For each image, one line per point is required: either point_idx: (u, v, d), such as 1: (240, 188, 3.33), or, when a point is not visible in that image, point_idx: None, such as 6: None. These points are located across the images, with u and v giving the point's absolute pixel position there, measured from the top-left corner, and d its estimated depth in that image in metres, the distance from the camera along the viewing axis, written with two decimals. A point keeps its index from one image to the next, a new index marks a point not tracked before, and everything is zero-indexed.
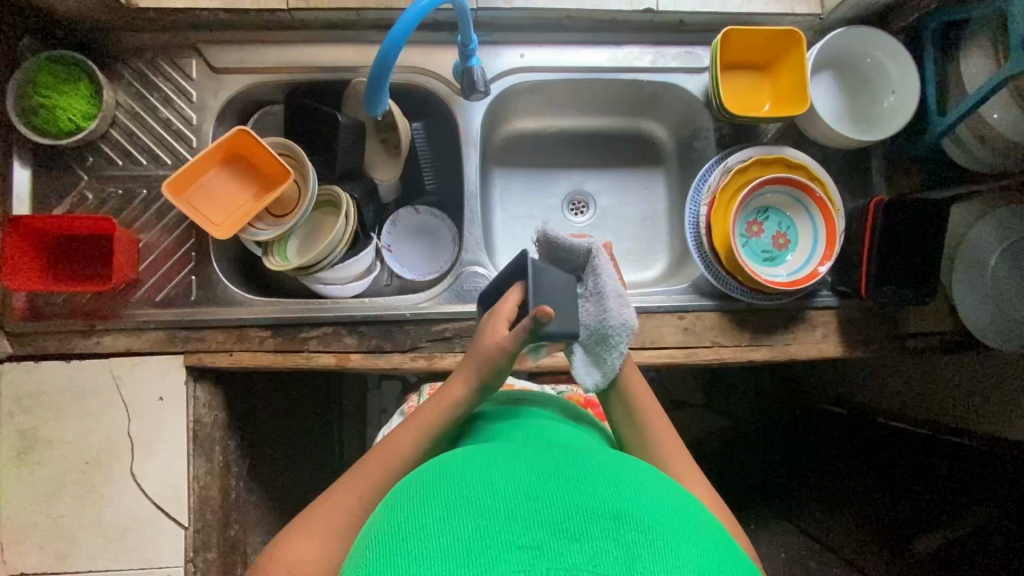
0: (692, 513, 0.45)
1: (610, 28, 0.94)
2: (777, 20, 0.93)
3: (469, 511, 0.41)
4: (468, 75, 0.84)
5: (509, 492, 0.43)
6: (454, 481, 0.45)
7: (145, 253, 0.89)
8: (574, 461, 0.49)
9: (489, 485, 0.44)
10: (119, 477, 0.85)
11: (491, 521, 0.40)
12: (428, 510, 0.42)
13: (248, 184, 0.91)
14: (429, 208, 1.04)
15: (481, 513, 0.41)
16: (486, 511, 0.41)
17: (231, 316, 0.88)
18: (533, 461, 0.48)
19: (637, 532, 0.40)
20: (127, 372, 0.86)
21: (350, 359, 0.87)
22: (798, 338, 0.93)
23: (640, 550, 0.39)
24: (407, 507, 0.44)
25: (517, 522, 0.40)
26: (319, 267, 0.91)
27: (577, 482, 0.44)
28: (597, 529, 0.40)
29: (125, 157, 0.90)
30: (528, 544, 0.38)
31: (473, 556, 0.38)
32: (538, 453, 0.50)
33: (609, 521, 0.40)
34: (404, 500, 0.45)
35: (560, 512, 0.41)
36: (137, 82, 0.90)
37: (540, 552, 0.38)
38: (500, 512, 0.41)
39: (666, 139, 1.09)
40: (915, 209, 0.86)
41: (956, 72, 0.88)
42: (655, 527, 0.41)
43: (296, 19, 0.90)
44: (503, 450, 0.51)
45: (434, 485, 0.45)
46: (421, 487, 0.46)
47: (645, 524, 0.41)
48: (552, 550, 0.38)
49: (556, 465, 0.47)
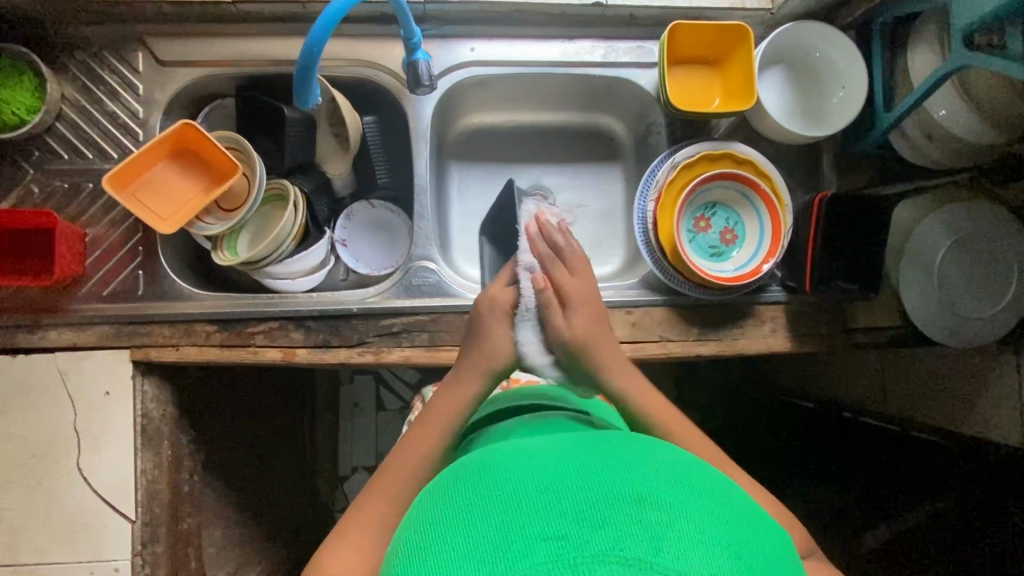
0: (710, 490, 0.48)
1: (561, 22, 0.94)
2: (727, 14, 0.93)
3: (497, 511, 0.45)
4: (413, 68, 0.84)
5: (535, 488, 0.46)
6: (483, 483, 0.49)
7: (91, 247, 0.89)
8: (596, 449, 0.52)
9: (514, 483, 0.48)
10: (64, 471, 0.86)
11: (514, 515, 0.44)
12: (452, 514, 0.47)
13: (196, 177, 0.91)
14: (384, 203, 1.04)
15: (505, 510, 0.45)
16: (511, 509, 0.45)
17: (179, 311, 0.88)
18: (552, 453, 0.52)
19: (655, 514, 0.43)
20: (72, 367, 0.86)
21: (296, 354, 0.87)
22: (745, 333, 0.93)
23: (661, 532, 0.42)
24: (436, 512, 0.48)
25: (543, 517, 0.43)
26: (267, 261, 0.91)
27: (596, 471, 0.48)
28: (617, 515, 0.43)
29: (71, 151, 0.89)
30: (554, 535, 0.42)
31: (501, 552, 0.42)
32: (557, 444, 0.54)
33: (629, 505, 0.44)
34: (439, 504, 0.49)
35: (583, 501, 0.44)
36: (82, 75, 0.89)
37: (566, 541, 0.41)
38: (525, 507, 0.45)
39: (624, 135, 1.08)
40: (854, 205, 0.87)
41: (903, 67, 0.87)
42: (673, 509, 0.44)
43: (243, 12, 0.89)
44: (528, 445, 0.55)
45: (464, 489, 0.49)
46: (449, 490, 0.50)
47: (663, 506, 0.44)
48: (576, 538, 0.41)
49: (577, 455, 0.51)
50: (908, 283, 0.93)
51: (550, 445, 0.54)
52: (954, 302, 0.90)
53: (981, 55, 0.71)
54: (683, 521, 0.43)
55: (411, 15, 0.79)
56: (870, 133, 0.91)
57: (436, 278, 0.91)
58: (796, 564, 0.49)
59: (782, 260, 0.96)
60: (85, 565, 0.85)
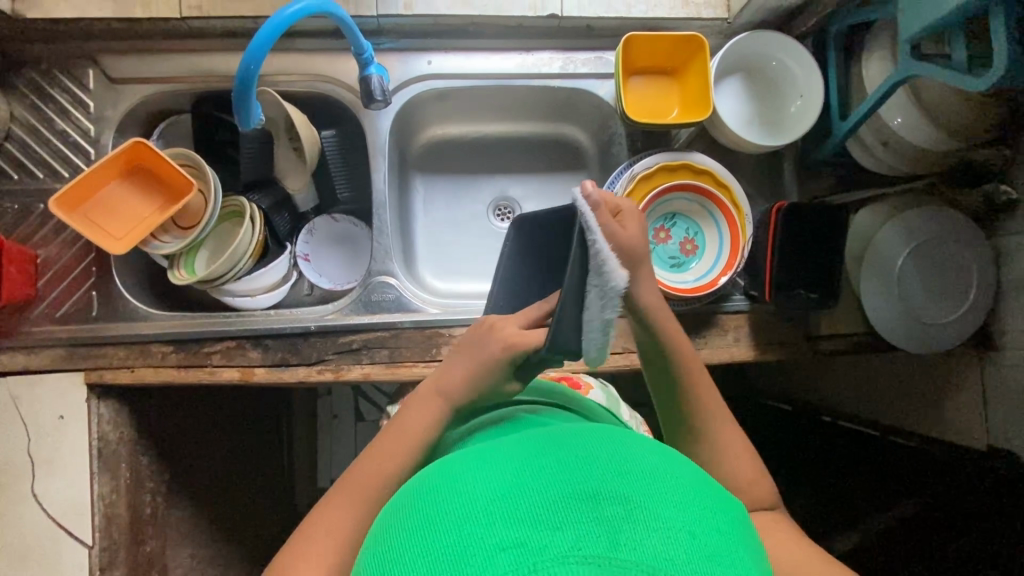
0: (668, 473, 0.48)
1: (518, 33, 0.93)
2: (684, 24, 0.93)
3: (453, 524, 0.43)
4: (366, 83, 0.84)
5: (489, 495, 0.45)
6: (437, 493, 0.47)
7: (43, 268, 0.87)
8: (553, 444, 0.51)
9: (469, 491, 0.46)
10: (16, 497, 0.82)
11: (470, 528, 0.43)
12: (409, 533, 0.45)
13: (151, 195, 0.89)
14: (347, 216, 1.02)
15: (460, 523, 0.43)
16: (465, 521, 0.43)
17: (132, 332, 0.86)
18: (509, 455, 0.51)
19: (612, 509, 0.43)
20: (25, 391, 0.84)
21: (254, 373, 0.86)
22: (708, 342, 0.93)
23: (618, 526, 0.42)
24: (393, 532, 0.46)
25: (499, 526, 0.42)
26: (223, 280, 0.89)
27: (553, 469, 0.47)
28: (574, 513, 0.42)
29: (21, 171, 0.88)
30: (512, 544, 0.41)
31: (458, 567, 0.40)
32: (513, 444, 0.53)
33: (586, 503, 0.43)
34: (396, 520, 0.48)
35: (541, 503, 0.43)
36: (31, 93, 0.88)
37: (525, 548, 0.40)
38: (480, 518, 0.43)
39: (588, 144, 1.07)
40: (812, 215, 0.88)
41: (858, 75, 0.87)
42: (629, 500, 0.44)
43: (194, 28, 0.88)
44: (484, 449, 0.53)
45: (418, 503, 0.48)
46: (406, 508, 0.48)
47: (620, 499, 0.44)
48: (534, 544, 0.41)
49: (533, 454, 0.50)
50: (868, 289, 0.93)
51: (507, 446, 0.53)
52: (915, 308, 0.90)
53: (926, 64, 0.71)
54: (639, 510, 0.43)
55: (359, 30, 0.80)
56: (827, 141, 0.91)
57: (395, 293, 0.91)
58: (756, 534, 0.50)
59: (745, 268, 0.96)
60: None
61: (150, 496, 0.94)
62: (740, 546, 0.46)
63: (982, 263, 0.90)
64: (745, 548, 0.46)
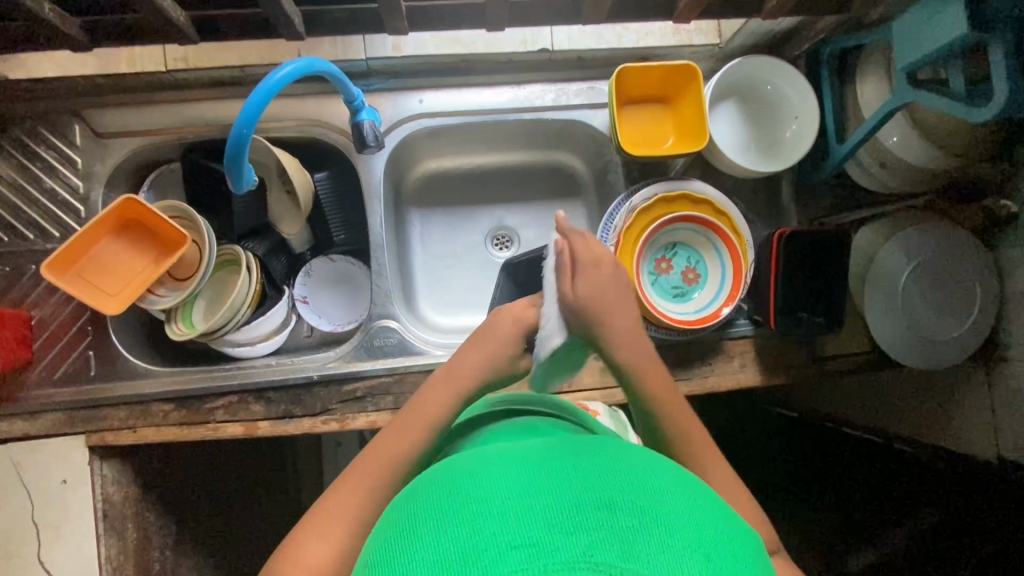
0: (683, 493, 0.49)
1: (509, 67, 0.93)
2: (675, 51, 0.92)
3: (468, 521, 0.45)
4: (357, 129, 0.83)
5: (504, 494, 0.46)
6: (453, 492, 0.49)
7: (38, 331, 0.86)
8: (569, 453, 0.53)
9: (485, 489, 0.48)
10: (23, 566, 0.81)
11: (484, 523, 0.44)
12: (423, 530, 0.46)
13: (144, 249, 0.88)
14: (343, 256, 1.01)
15: (474, 518, 0.44)
16: (479, 518, 0.44)
17: (132, 391, 0.85)
18: (525, 458, 0.52)
19: (627, 519, 0.44)
20: (28, 457, 0.82)
21: (258, 427, 0.85)
22: (714, 370, 0.93)
23: (632, 537, 0.42)
24: (407, 528, 0.47)
25: (514, 524, 0.43)
26: (223, 332, 0.88)
27: (569, 475, 0.48)
28: (588, 520, 0.43)
29: (10, 232, 0.86)
30: (524, 543, 0.41)
31: (471, 564, 0.41)
32: (530, 448, 0.54)
33: (600, 511, 0.44)
34: (409, 517, 0.48)
35: (554, 506, 0.44)
36: (16, 152, 0.86)
37: (537, 550, 0.41)
38: (494, 516, 0.44)
39: (584, 171, 1.06)
40: (813, 241, 0.87)
41: (853, 96, 0.87)
42: (643, 513, 0.45)
43: (180, 78, 0.87)
44: (501, 451, 0.55)
45: (434, 499, 0.49)
46: (420, 506, 0.49)
47: (635, 511, 0.45)
48: (547, 546, 0.41)
49: (549, 460, 0.51)
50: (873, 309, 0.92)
51: (524, 449, 0.55)
52: (920, 327, 0.89)
53: (924, 92, 0.70)
54: (653, 524, 0.44)
55: (349, 79, 0.79)
56: (824, 163, 0.91)
57: (398, 337, 0.90)
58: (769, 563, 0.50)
59: (748, 293, 0.95)
60: None
61: (158, 550, 0.93)
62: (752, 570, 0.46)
63: (986, 279, 0.89)
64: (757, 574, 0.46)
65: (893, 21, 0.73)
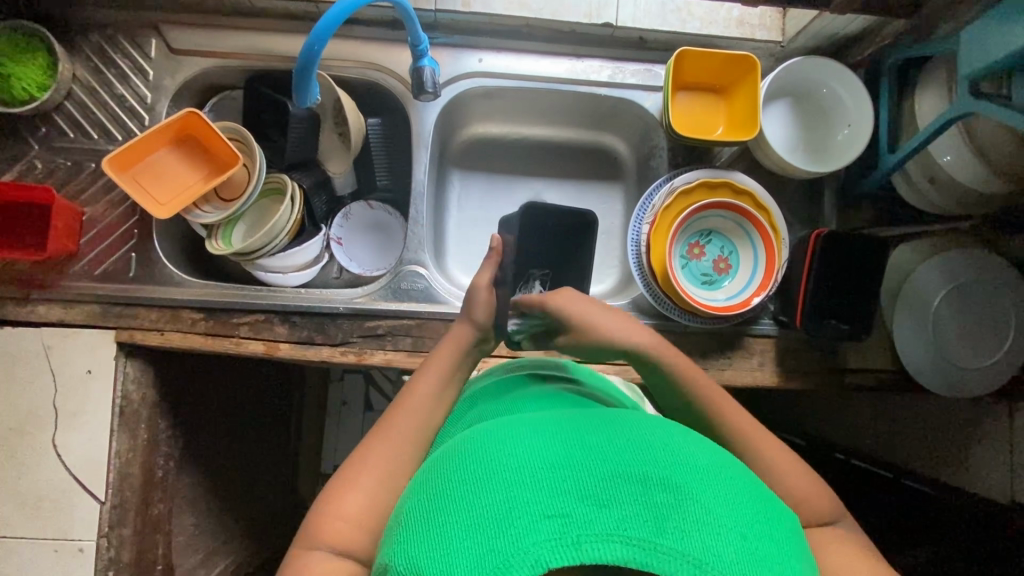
0: (719, 467, 0.48)
1: (570, 39, 0.95)
2: (736, 44, 0.94)
3: (502, 485, 0.45)
4: (418, 74, 0.86)
5: (539, 462, 0.46)
6: (487, 453, 0.48)
7: (88, 226, 0.89)
8: (605, 424, 0.52)
9: (517, 454, 0.47)
10: (38, 445, 0.84)
11: (518, 491, 0.44)
12: (455, 489, 0.46)
13: (198, 166, 0.90)
14: (383, 204, 1.03)
15: (508, 485, 0.45)
16: (514, 483, 0.45)
17: (167, 296, 0.88)
18: (559, 425, 0.52)
19: (662, 495, 0.44)
20: (58, 343, 0.85)
21: (278, 348, 0.88)
22: (732, 364, 0.92)
23: (666, 513, 0.42)
24: (438, 487, 0.48)
25: (547, 494, 0.43)
26: (258, 255, 0.90)
27: (603, 448, 0.48)
28: (623, 494, 0.43)
29: (77, 130, 0.91)
30: (558, 513, 0.42)
31: (504, 527, 0.42)
32: (565, 418, 0.53)
33: (636, 486, 0.44)
34: (442, 474, 0.49)
35: (591, 480, 0.44)
36: (95, 56, 0.91)
37: (570, 520, 0.42)
38: (528, 483, 0.44)
39: (626, 155, 1.07)
40: (853, 244, 0.86)
41: (911, 106, 0.87)
42: (679, 487, 0.44)
43: (258, 8, 0.92)
44: (533, 418, 0.54)
45: (465, 457, 0.49)
46: (452, 465, 0.49)
47: (670, 486, 0.44)
48: (581, 517, 0.42)
49: (583, 429, 0.51)
50: (901, 326, 0.90)
51: (560, 416, 0.54)
52: (947, 351, 0.88)
53: (987, 104, 0.70)
54: (689, 499, 0.44)
55: (418, 22, 0.81)
56: (873, 173, 0.90)
57: (425, 283, 0.92)
58: (802, 534, 0.50)
59: (777, 294, 0.95)
60: (50, 543, 0.83)
61: (163, 458, 0.94)
62: (789, 550, 0.45)
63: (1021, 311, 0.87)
64: (796, 554, 0.45)
65: (962, 30, 0.73)
